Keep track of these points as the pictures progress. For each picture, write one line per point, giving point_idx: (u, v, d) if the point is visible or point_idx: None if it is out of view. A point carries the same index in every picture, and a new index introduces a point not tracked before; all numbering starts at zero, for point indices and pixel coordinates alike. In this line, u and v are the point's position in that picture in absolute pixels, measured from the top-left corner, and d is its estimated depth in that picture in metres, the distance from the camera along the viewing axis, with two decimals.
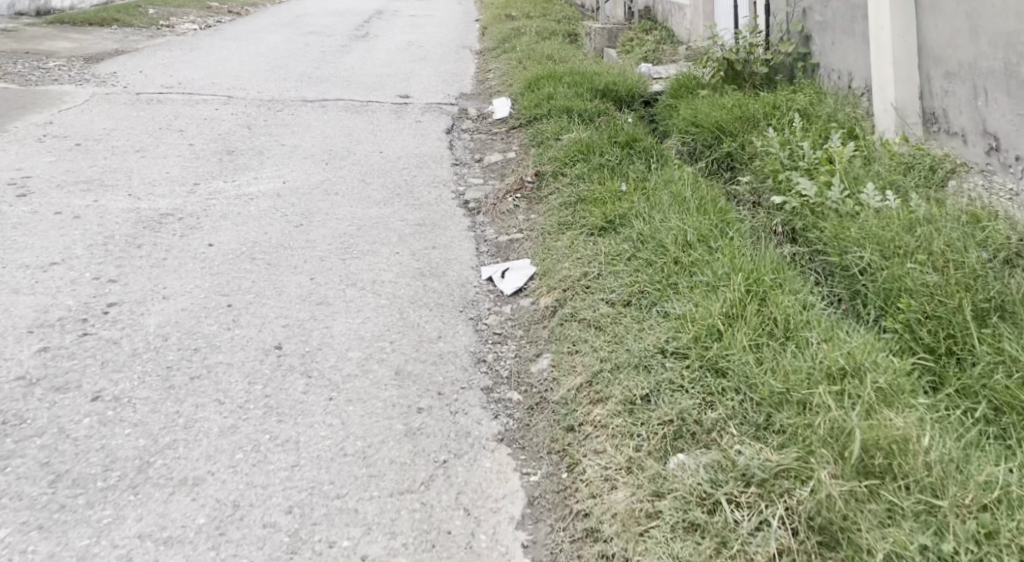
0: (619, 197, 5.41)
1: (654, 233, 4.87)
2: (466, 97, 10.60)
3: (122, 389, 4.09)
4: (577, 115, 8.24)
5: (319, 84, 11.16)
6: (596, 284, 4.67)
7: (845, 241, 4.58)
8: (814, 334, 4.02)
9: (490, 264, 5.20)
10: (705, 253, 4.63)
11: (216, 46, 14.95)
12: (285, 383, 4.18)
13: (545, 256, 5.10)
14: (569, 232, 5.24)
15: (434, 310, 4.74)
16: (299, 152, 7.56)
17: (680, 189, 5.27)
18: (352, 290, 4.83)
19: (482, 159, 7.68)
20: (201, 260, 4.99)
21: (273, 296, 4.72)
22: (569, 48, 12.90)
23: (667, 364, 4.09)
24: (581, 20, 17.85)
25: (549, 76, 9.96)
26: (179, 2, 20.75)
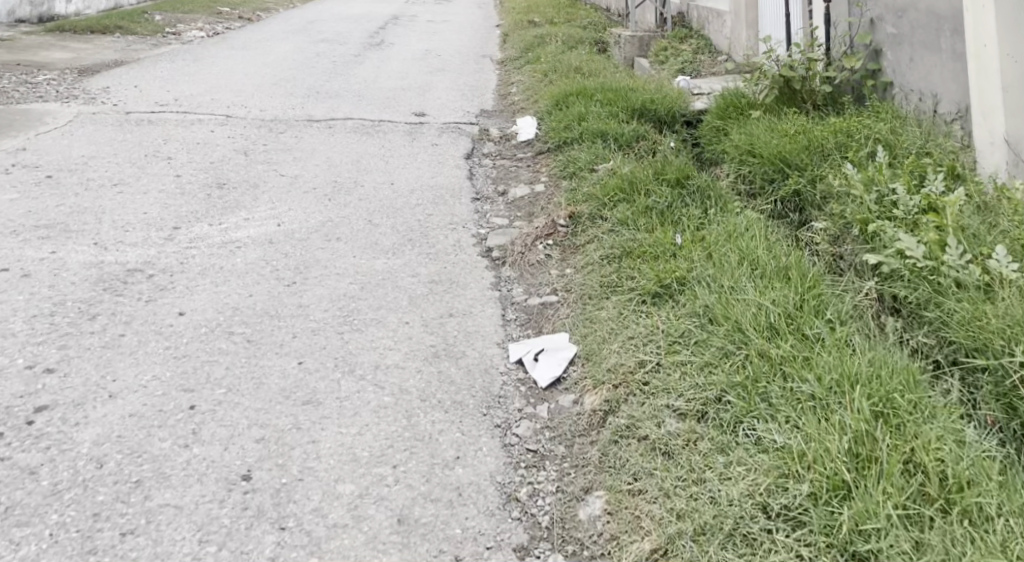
0: (676, 252, 4.58)
1: (731, 313, 4.04)
2: (487, 114, 9.73)
3: (24, 555, 3.29)
4: (613, 141, 7.42)
5: (328, 98, 10.30)
6: (661, 384, 3.88)
7: (986, 333, 3.72)
8: (996, 509, 3.22)
9: (520, 339, 4.38)
10: (803, 347, 3.84)
11: (222, 55, 14.10)
12: (247, 544, 3.36)
13: (590, 332, 4.29)
14: (616, 296, 4.43)
15: (450, 414, 3.93)
16: (300, 184, 6.71)
17: (751, 248, 4.42)
18: (350, 381, 4.02)
19: (506, 191, 6.81)
20: (167, 338, 4.18)
21: (249, 392, 3.92)
22: (599, 59, 12.01)
23: (777, 534, 3.31)
24: (608, 25, 17.00)
25: (576, 92, 9.09)
26: (186, 8, 19.89)
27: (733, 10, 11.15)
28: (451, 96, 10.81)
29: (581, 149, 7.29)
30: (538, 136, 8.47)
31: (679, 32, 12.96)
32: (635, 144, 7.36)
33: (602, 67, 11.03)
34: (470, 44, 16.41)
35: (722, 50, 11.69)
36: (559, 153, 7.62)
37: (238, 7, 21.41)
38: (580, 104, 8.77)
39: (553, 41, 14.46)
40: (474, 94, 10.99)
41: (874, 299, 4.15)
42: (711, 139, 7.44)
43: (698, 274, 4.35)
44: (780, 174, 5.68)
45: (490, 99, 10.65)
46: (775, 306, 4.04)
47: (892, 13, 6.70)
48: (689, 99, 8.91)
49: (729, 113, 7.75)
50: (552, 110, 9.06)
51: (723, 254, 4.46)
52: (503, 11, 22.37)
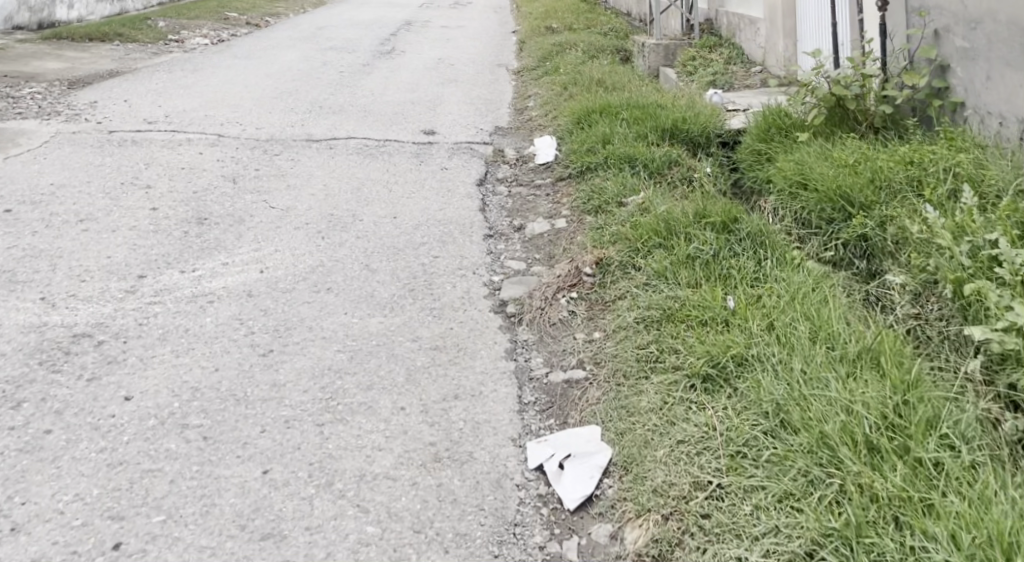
0: (733, 322, 3.96)
1: (817, 423, 3.42)
2: (503, 133, 8.98)
3: None
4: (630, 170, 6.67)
5: (332, 115, 9.57)
6: (729, 524, 3.27)
7: None
8: None
9: (542, 435, 3.76)
10: (917, 478, 3.19)
11: (224, 64, 13.33)
12: None
13: (631, 430, 3.69)
14: (658, 377, 3.85)
15: (450, 554, 3.28)
16: (291, 220, 5.97)
17: (828, 328, 3.79)
18: (327, 501, 3.42)
19: (523, 226, 6.09)
20: (103, 437, 3.62)
21: (194, 522, 3.34)
22: (623, 70, 11.27)
23: None
24: (629, 31, 16.28)
25: (600, 110, 8.41)
26: (191, 15, 19.09)
27: (768, 17, 10.46)
28: (464, 112, 10.06)
29: (605, 179, 6.55)
30: (558, 160, 7.75)
31: (708, 40, 12.24)
32: (667, 171, 6.62)
33: (627, 79, 10.27)
34: (486, 52, 15.67)
35: (756, 58, 10.96)
36: (582, 182, 6.89)
37: (246, 13, 20.62)
38: (603, 123, 8.07)
39: (573, 49, 13.73)
40: (489, 109, 10.25)
41: (990, 398, 3.52)
42: (751, 166, 6.76)
43: (763, 358, 3.76)
44: (841, 214, 4.94)
45: (506, 115, 9.91)
46: (868, 410, 3.41)
47: (964, 23, 5.89)
48: (724, 118, 8.15)
49: (772, 135, 7.00)
50: (573, 131, 8.31)
51: (790, 329, 3.86)
52: (519, 17, 21.62)
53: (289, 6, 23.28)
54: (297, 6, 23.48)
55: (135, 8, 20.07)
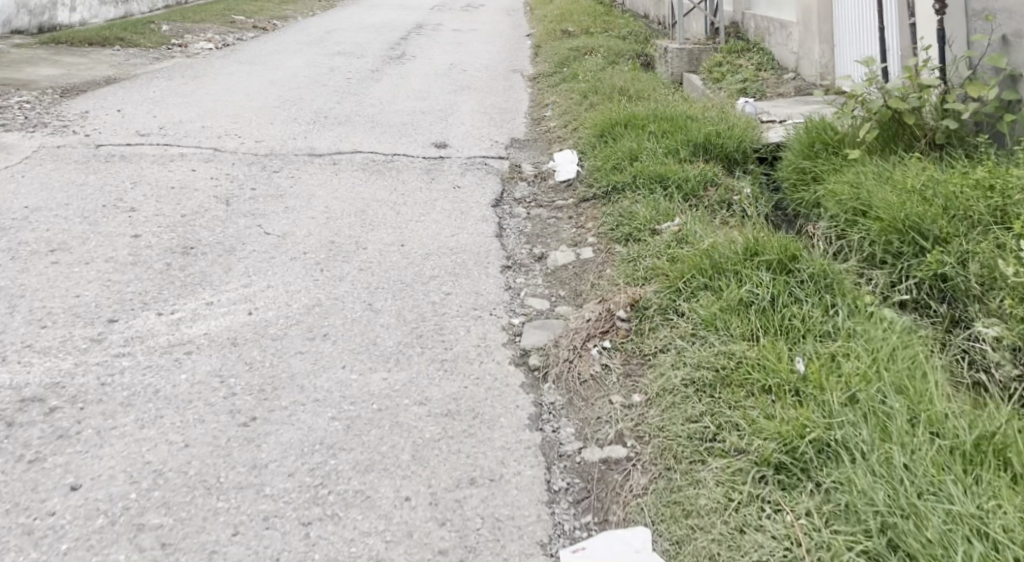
0: (809, 395, 3.45)
1: (935, 545, 2.90)
2: (520, 146, 8.39)
3: None
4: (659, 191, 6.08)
5: (338, 126, 9.00)
6: None
7: None
8: None
9: (591, 540, 3.21)
10: None
11: (227, 70, 12.76)
12: None
13: (691, 540, 3.17)
14: (722, 465, 3.36)
15: None
16: (287, 250, 5.40)
17: (933, 414, 3.28)
18: None
19: (544, 256, 5.51)
20: (34, 547, 3.12)
21: None
22: (646, 77, 10.69)
23: None
24: (650, 36, 15.70)
25: (624, 121, 7.85)
26: (197, 18, 18.50)
27: (801, 20, 9.90)
28: (478, 124, 9.48)
29: (634, 201, 5.96)
30: (579, 177, 7.18)
31: (735, 45, 11.68)
32: (702, 193, 6.03)
33: (651, 87, 9.69)
34: (500, 56, 15.10)
35: (787, 64, 10.39)
36: (609, 204, 6.31)
37: (254, 16, 20.05)
38: (627, 135, 7.50)
39: (592, 54, 13.16)
40: (504, 120, 9.66)
41: None
42: (795, 186, 6.22)
43: (849, 443, 3.25)
44: (913, 247, 4.41)
45: (523, 126, 9.32)
46: (1000, 532, 2.89)
47: None
48: (760, 130, 7.57)
49: (817, 152, 6.42)
50: (595, 145, 7.73)
51: (878, 403, 3.36)
52: (534, 20, 21.04)
53: (297, 9, 22.69)
54: (305, 10, 22.89)
55: (139, 11, 19.47)
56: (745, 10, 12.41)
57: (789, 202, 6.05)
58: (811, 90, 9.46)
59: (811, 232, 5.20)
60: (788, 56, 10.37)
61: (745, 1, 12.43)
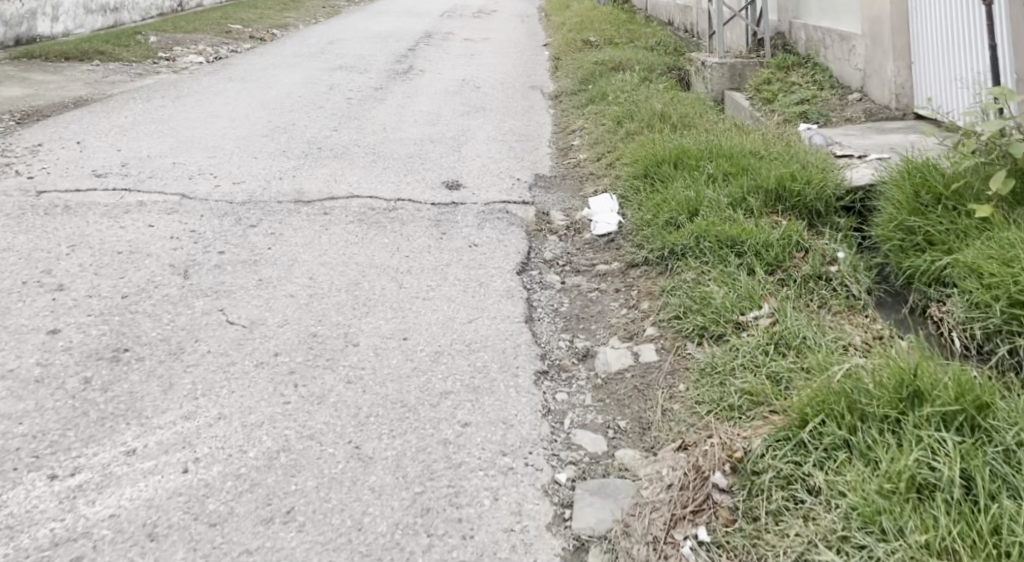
0: None
1: None
2: (548, 191, 7.15)
3: None
4: (730, 263, 4.83)
5: (334, 162, 7.75)
6: None
7: None
8: None
9: None
10: None
11: (215, 88, 11.47)
12: None
13: None
14: None
15: None
16: (248, 350, 4.13)
17: None
18: None
19: (590, 355, 4.32)
20: None
21: None
22: (687, 98, 9.46)
23: None
24: (679, 45, 14.54)
25: (670, 159, 6.67)
26: (190, 28, 17.18)
27: (868, 32, 8.74)
28: (495, 159, 8.20)
29: (703, 283, 4.69)
30: (622, 229, 6.02)
31: (784, 58, 10.52)
32: (789, 262, 4.80)
33: (694, 112, 8.49)
34: (516, 70, 13.86)
35: (850, 83, 9.21)
36: (669, 276, 5.05)
37: (252, 26, 18.74)
38: (674, 179, 6.34)
39: (620, 68, 11.99)
40: (526, 154, 8.43)
41: None
42: (901, 252, 5.02)
43: None
44: None
45: (550, 162, 8.10)
46: None
47: None
48: (837, 170, 6.34)
49: (925, 207, 5.15)
50: (637, 193, 6.47)
51: None
52: (551, 28, 19.73)
53: (298, 16, 21.38)
54: (306, 16, 21.63)
55: (128, 21, 18.19)
56: (792, 19, 11.21)
57: (895, 270, 4.93)
58: (883, 114, 8.30)
59: (941, 317, 4.41)
60: (851, 74, 9.19)
61: (792, 9, 11.23)
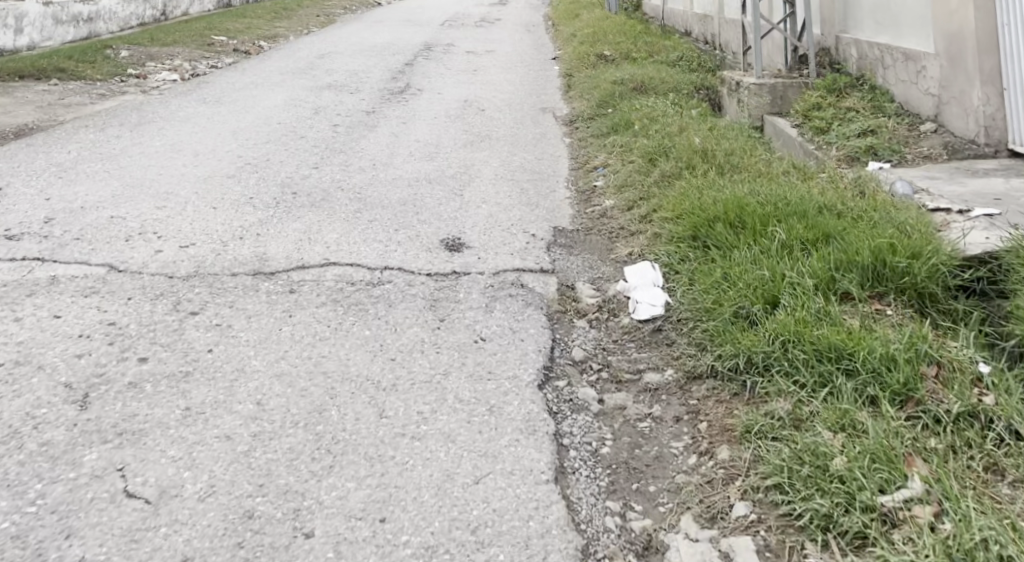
0: None
1: None
2: (574, 256, 5.81)
3: None
4: (841, 391, 3.58)
5: (310, 214, 6.43)
6: None
7: None
8: None
9: None
10: None
11: (183, 113, 10.13)
12: None
13: None
14: None
15: None
16: (141, 558, 3.11)
17: None
18: None
19: (655, 551, 3.25)
20: None
21: None
22: (726, 129, 8.18)
23: None
24: (704, 59, 13.27)
25: (724, 215, 5.38)
26: (167, 40, 15.85)
27: (941, 52, 7.49)
28: (504, 207, 6.88)
29: (809, 430, 3.47)
30: (670, 312, 4.72)
31: (835, 79, 9.19)
32: (924, 390, 3.52)
33: (739, 147, 7.23)
34: (524, 89, 12.55)
35: (920, 110, 7.90)
36: (749, 399, 3.76)
37: (237, 38, 17.42)
38: (736, 247, 5.05)
39: (642, 89, 10.75)
40: (542, 200, 7.12)
41: None
42: None
43: None
44: None
45: (569, 211, 6.82)
46: None
47: None
48: (937, 234, 5.04)
49: None
50: (689, 263, 5.15)
51: None
52: (559, 40, 18.43)
53: (288, 26, 20.05)
54: (297, 27, 20.32)
55: (103, 32, 16.87)
56: (838, 33, 9.87)
57: None
58: (970, 151, 7.08)
59: None
60: (921, 99, 7.86)
61: (838, 22, 9.90)
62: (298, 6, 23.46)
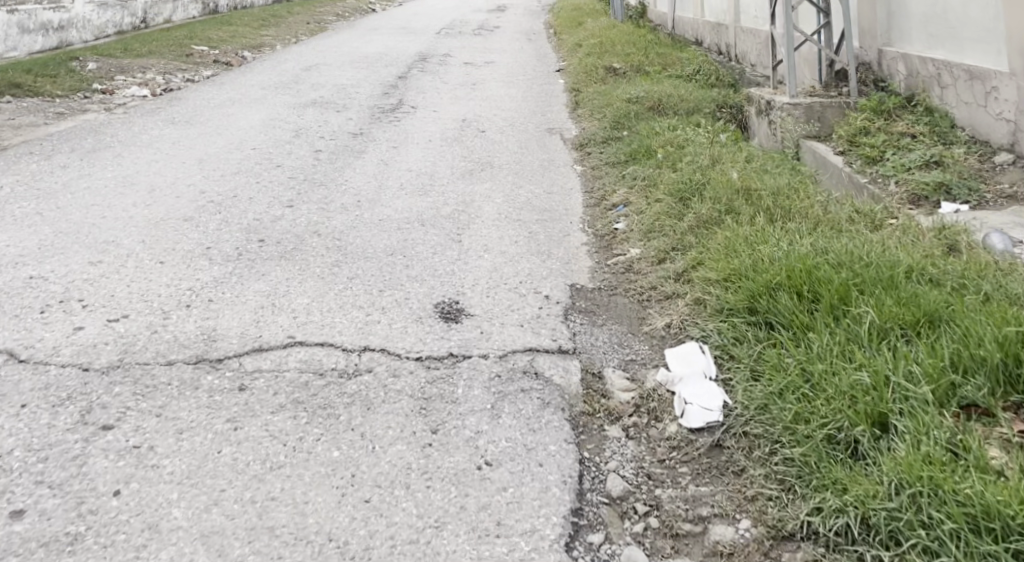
0: None
1: None
2: (599, 329, 4.72)
3: None
4: None
5: (277, 269, 5.39)
6: None
7: None
8: None
9: None
10: None
11: (147, 135, 9.08)
12: None
13: None
14: None
15: None
16: None
17: None
18: None
19: None
20: None
21: None
22: (764, 158, 7.10)
23: None
24: (724, 73, 12.21)
25: (786, 280, 4.33)
26: (142, 50, 14.81)
27: None
28: (509, 259, 5.82)
29: None
30: (728, 420, 3.66)
31: (883, 100, 8.09)
32: None
33: (786, 183, 6.14)
34: (527, 105, 11.48)
35: (991, 139, 6.94)
36: None
37: (219, 48, 16.36)
38: (809, 328, 4.00)
39: (661, 108, 9.71)
40: (554, 247, 6.05)
41: None
42: None
43: None
44: None
45: (587, 262, 5.76)
46: None
47: None
48: None
49: None
50: (750, 347, 4.08)
51: None
52: (563, 50, 17.33)
53: (275, 34, 18.98)
54: (285, 35, 19.26)
55: (76, 41, 15.82)
56: (882, 46, 8.73)
57: None
58: None
59: None
60: (992, 126, 6.93)
61: (882, 33, 8.77)
62: (288, 13, 22.37)
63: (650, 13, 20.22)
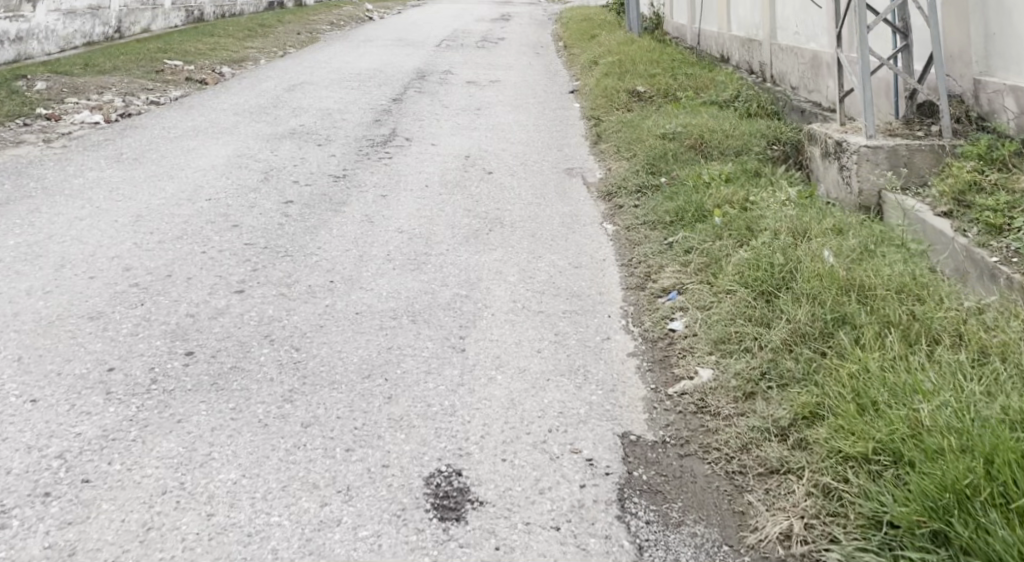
0: None
1: None
2: (677, 535, 3.36)
3: None
4: None
5: (204, 418, 3.80)
6: None
7: None
8: None
9: None
10: None
11: (83, 178, 7.50)
12: None
13: None
14: None
15: None
16: None
17: None
18: None
19: None
20: None
21: None
22: (859, 229, 5.43)
23: None
24: (770, 99, 10.59)
25: (988, 486, 3.09)
26: (107, 66, 13.19)
27: None
28: (532, 386, 4.16)
29: None
30: None
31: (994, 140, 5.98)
32: None
33: (906, 272, 4.46)
34: (541, 137, 9.87)
35: None
36: None
37: (194, 62, 14.73)
38: None
39: (707, 147, 8.10)
40: (591, 362, 4.40)
41: None
42: None
43: None
44: None
45: (641, 391, 4.11)
46: None
47: None
48: None
49: None
50: None
51: None
52: (576, 68, 15.74)
53: (261, 47, 17.36)
54: (271, 46, 17.64)
55: (36, 53, 14.24)
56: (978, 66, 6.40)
57: None
58: None
59: None
60: None
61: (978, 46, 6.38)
62: (278, 21, 20.69)
63: (669, 25, 18.53)
